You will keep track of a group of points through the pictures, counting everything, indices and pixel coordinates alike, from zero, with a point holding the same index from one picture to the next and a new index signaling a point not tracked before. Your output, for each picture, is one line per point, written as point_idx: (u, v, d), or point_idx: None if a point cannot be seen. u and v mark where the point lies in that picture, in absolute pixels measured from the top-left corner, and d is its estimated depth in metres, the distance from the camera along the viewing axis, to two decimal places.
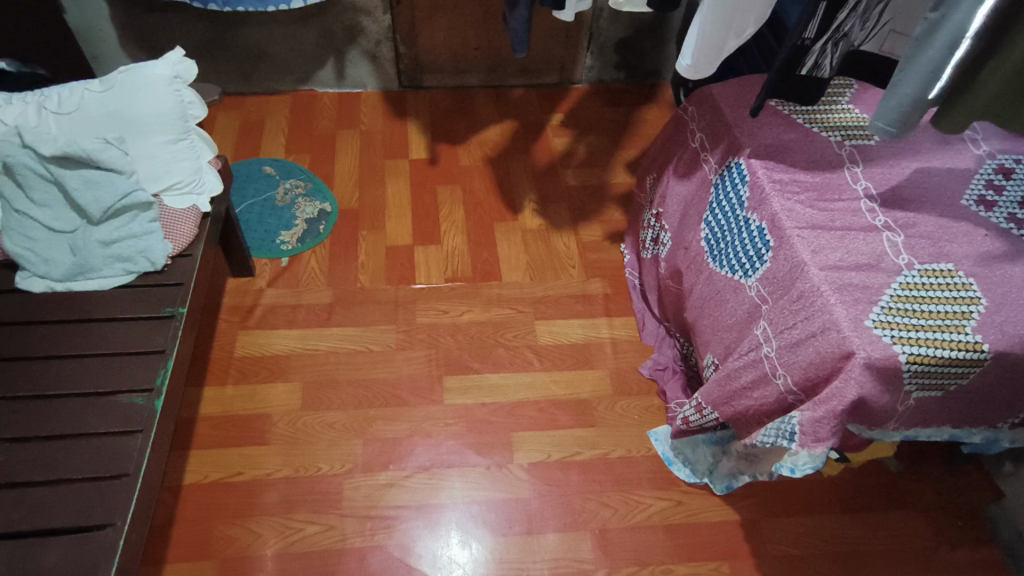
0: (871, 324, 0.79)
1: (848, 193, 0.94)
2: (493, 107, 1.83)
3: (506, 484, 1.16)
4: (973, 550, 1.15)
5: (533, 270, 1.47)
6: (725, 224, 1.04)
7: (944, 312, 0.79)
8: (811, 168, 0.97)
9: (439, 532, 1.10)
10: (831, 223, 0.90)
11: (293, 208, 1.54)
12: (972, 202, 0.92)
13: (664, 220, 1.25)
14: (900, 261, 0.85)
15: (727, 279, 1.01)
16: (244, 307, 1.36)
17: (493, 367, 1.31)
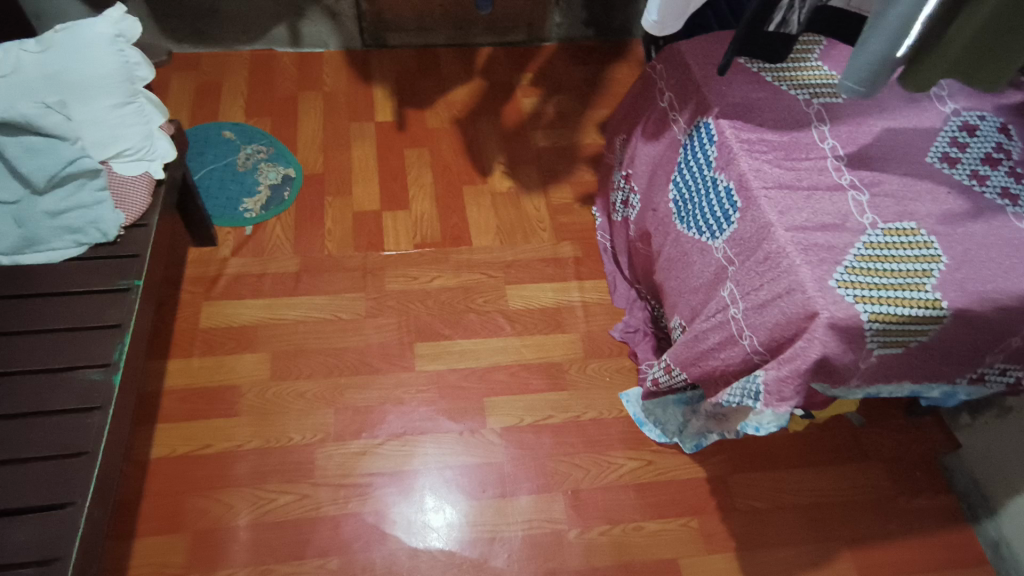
0: (835, 284, 0.79)
1: (816, 152, 0.93)
2: (461, 66, 1.78)
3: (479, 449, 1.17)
4: (930, 498, 1.20)
5: (504, 234, 1.45)
6: (693, 185, 1.03)
7: (905, 270, 0.80)
8: (779, 128, 0.96)
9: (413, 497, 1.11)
10: (798, 183, 0.90)
11: (255, 173, 1.49)
12: (936, 159, 0.93)
13: (633, 182, 1.24)
14: (864, 220, 0.85)
15: (695, 240, 1.01)
16: (207, 277, 1.33)
17: (464, 333, 1.30)
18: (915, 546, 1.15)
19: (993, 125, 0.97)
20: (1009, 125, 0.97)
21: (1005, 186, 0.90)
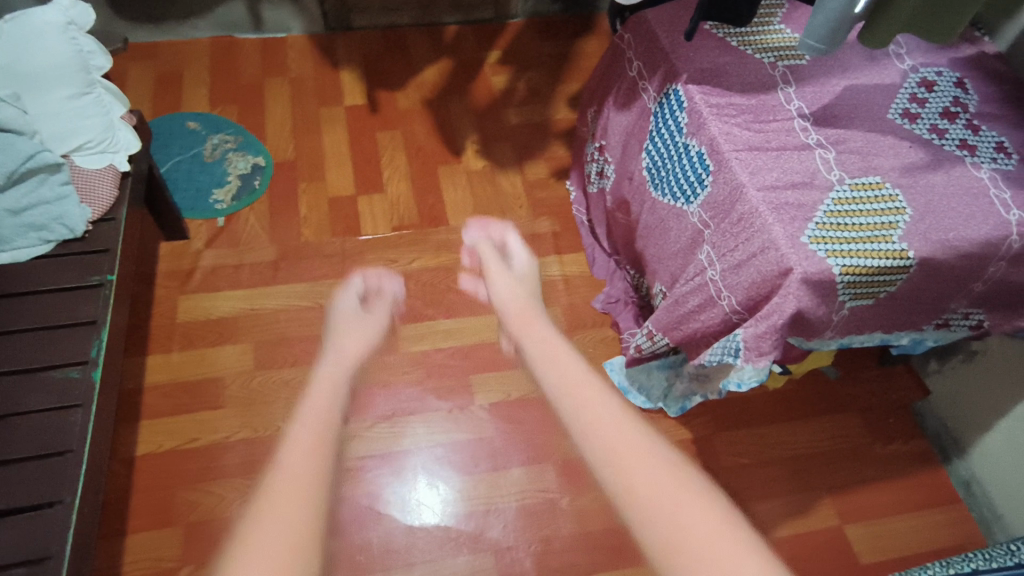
0: (807, 240, 0.81)
1: (782, 114, 0.95)
2: (428, 45, 1.76)
3: (481, 240, 1.16)
4: (903, 443, 1.26)
5: (481, 212, 1.46)
6: (666, 152, 1.04)
7: (872, 224, 0.83)
8: (746, 91, 0.98)
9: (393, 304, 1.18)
10: (766, 144, 0.92)
11: (224, 163, 1.46)
12: (897, 115, 0.95)
13: (607, 153, 1.25)
14: (831, 177, 0.87)
15: (670, 207, 1.03)
16: (182, 271, 1.31)
17: (447, 313, 1.31)
18: (891, 491, 1.20)
19: (951, 80, 1.00)
20: (965, 79, 1.01)
21: (963, 139, 0.94)
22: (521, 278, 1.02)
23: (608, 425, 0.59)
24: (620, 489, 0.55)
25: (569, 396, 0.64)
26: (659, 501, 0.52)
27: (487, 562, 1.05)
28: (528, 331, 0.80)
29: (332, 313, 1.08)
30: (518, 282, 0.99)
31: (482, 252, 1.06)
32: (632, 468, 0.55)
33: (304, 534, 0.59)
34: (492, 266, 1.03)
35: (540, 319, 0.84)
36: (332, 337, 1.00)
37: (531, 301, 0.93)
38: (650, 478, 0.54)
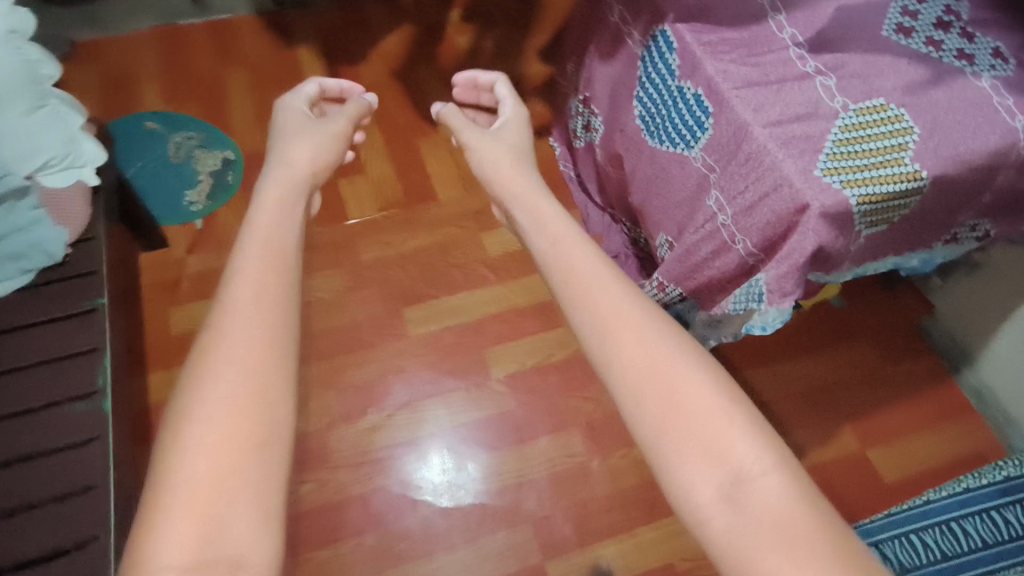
0: (821, 173, 0.79)
1: (777, 44, 0.92)
2: (385, 12, 1.67)
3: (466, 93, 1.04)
4: (912, 361, 1.29)
5: (467, 182, 1.42)
6: (658, 98, 1.01)
7: (882, 148, 0.81)
8: (736, 24, 0.94)
9: (360, 109, 0.98)
10: (766, 78, 0.88)
11: (192, 162, 1.39)
12: (891, 32, 0.93)
13: (594, 105, 1.21)
14: (835, 104, 0.85)
15: (670, 154, 1.00)
16: (169, 281, 1.26)
17: (448, 290, 1.29)
18: (902, 410, 1.24)
19: None
20: None
21: (960, 48, 0.92)
22: (506, 132, 0.89)
23: (632, 323, 0.56)
24: (641, 398, 0.53)
25: (584, 284, 0.59)
26: (655, 382, 0.53)
27: (527, 534, 1.06)
28: (516, 196, 0.75)
29: (279, 112, 0.93)
30: (496, 142, 0.86)
31: (454, 112, 0.93)
32: (659, 376, 0.53)
33: (251, 387, 0.54)
34: (467, 129, 0.89)
35: (528, 170, 0.81)
36: (286, 142, 0.85)
37: (522, 151, 0.86)
38: (680, 389, 0.53)
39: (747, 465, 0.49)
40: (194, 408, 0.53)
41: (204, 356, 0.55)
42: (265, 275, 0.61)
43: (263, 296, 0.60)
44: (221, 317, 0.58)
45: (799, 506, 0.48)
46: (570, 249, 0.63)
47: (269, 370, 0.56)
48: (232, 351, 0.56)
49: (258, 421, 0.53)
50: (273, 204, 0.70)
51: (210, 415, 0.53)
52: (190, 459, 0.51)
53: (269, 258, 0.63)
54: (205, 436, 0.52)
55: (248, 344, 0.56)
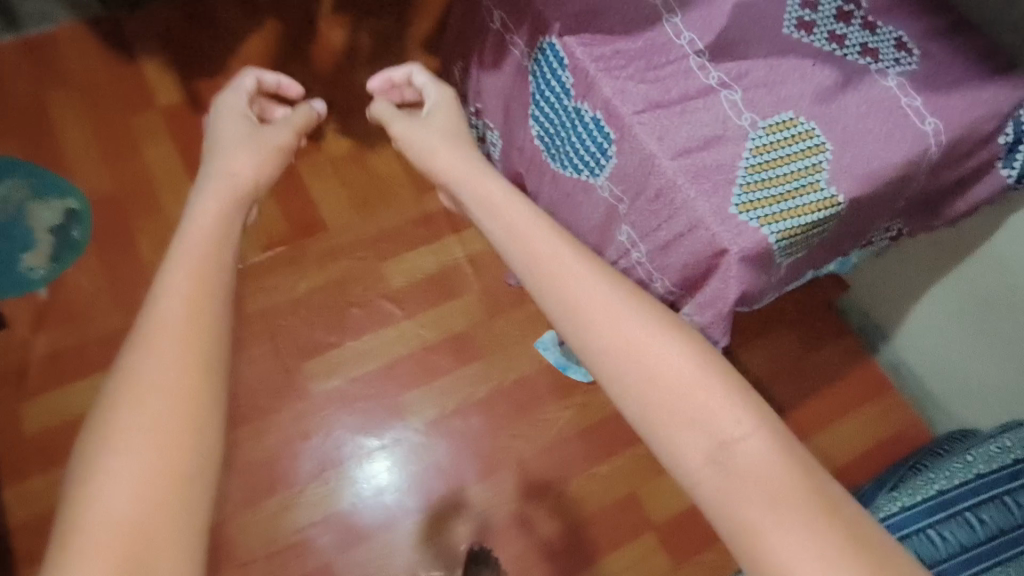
0: (735, 211, 0.73)
1: (675, 52, 0.83)
2: (241, 6, 1.45)
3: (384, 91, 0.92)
4: (833, 344, 1.31)
5: (359, 206, 1.29)
6: (555, 118, 0.90)
7: (795, 173, 0.75)
8: (629, 32, 0.84)
9: (311, 116, 0.79)
10: (667, 97, 0.79)
11: (24, 219, 1.20)
12: (792, 29, 0.86)
13: (486, 118, 1.09)
14: (744, 122, 0.78)
15: (574, 180, 0.90)
16: (16, 369, 1.10)
17: (352, 334, 1.19)
18: (824, 398, 1.28)
19: None
20: None
21: (863, 43, 0.87)
22: (439, 120, 0.80)
23: (608, 301, 0.54)
24: (618, 368, 0.51)
25: (541, 267, 0.57)
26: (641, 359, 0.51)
27: None
28: (459, 177, 0.70)
29: (218, 115, 0.73)
30: (428, 130, 0.78)
31: (378, 108, 0.83)
32: (627, 343, 0.52)
33: (182, 422, 0.45)
34: (395, 120, 0.81)
35: (473, 155, 0.72)
36: (230, 150, 0.67)
37: (460, 138, 0.76)
38: (652, 364, 0.51)
39: (729, 427, 0.48)
40: (107, 447, 0.43)
41: (122, 382, 0.45)
42: (197, 285, 0.50)
43: (197, 311, 0.49)
44: (147, 334, 0.47)
45: (785, 477, 0.46)
46: (524, 230, 0.60)
47: (201, 399, 0.46)
48: (157, 376, 0.45)
49: (193, 441, 0.44)
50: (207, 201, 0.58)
51: (127, 455, 0.43)
52: (103, 511, 0.41)
53: (202, 260, 0.52)
54: (119, 482, 0.42)
55: (180, 366, 0.46)
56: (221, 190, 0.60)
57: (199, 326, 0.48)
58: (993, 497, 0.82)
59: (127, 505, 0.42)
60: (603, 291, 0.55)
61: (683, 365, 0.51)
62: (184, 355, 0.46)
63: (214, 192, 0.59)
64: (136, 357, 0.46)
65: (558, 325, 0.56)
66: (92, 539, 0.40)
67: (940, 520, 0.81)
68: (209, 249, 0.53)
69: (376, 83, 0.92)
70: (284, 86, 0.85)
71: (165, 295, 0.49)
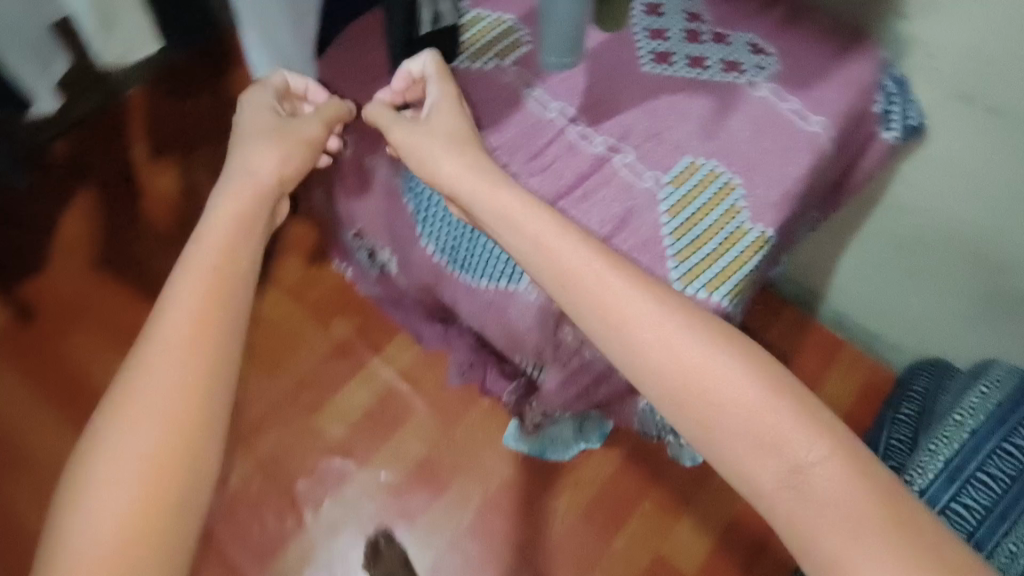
0: (680, 286, 0.69)
1: (550, 130, 0.77)
2: (42, 188, 1.25)
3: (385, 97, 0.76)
4: (778, 320, 1.32)
5: (262, 365, 1.15)
6: (450, 232, 0.82)
7: (719, 220, 0.72)
8: (497, 123, 0.78)
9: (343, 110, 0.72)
10: (564, 183, 0.75)
11: None
12: (649, 64, 0.82)
13: (370, 239, 0.98)
14: (648, 183, 0.74)
15: (494, 290, 0.83)
16: None
17: (307, 511, 1.06)
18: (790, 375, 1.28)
19: None
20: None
21: (722, 58, 0.84)
22: (439, 122, 0.69)
23: (656, 321, 0.52)
24: (683, 393, 0.49)
25: (577, 283, 0.55)
26: (699, 384, 0.49)
27: None
28: (469, 192, 0.65)
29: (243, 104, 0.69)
30: (429, 136, 0.68)
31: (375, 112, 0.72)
32: (681, 361, 0.50)
33: (177, 447, 0.45)
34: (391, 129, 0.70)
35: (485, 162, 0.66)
36: (252, 142, 0.65)
37: (463, 144, 0.67)
38: (707, 379, 0.49)
39: (802, 453, 0.46)
40: (101, 462, 0.44)
41: (128, 393, 0.46)
42: (211, 308, 0.50)
43: (205, 331, 0.49)
44: (155, 347, 0.48)
45: (862, 492, 0.45)
46: (551, 244, 0.58)
47: (197, 426, 0.46)
48: (155, 395, 0.46)
49: (187, 455, 0.45)
50: (223, 211, 0.57)
51: (117, 474, 0.44)
52: (92, 524, 0.42)
53: (217, 283, 0.51)
54: (108, 500, 0.43)
55: (179, 391, 0.46)
56: (241, 198, 0.59)
57: (207, 350, 0.49)
58: (994, 448, 0.83)
59: (116, 518, 0.42)
60: (643, 309, 0.53)
61: (756, 391, 0.48)
62: (187, 380, 0.47)
63: (235, 200, 0.59)
64: (142, 372, 0.47)
65: (598, 339, 0.55)
66: (79, 547, 0.42)
67: (958, 491, 0.81)
68: (223, 265, 0.53)
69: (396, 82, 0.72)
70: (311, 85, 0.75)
71: (175, 314, 0.49)
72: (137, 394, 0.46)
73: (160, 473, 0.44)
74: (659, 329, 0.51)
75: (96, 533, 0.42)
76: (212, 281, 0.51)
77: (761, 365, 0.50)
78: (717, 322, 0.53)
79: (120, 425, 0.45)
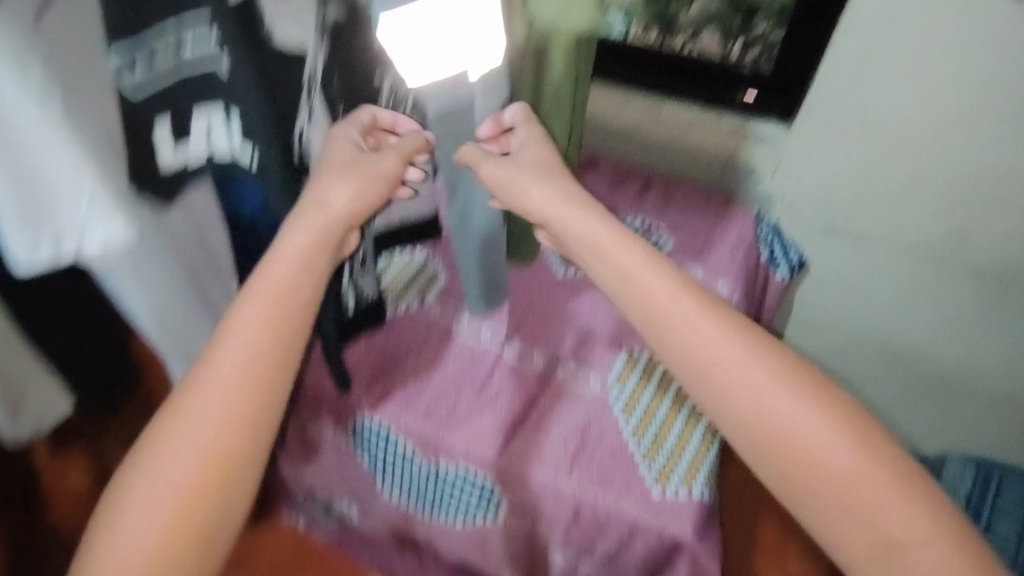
0: (659, 490, 0.69)
1: (487, 359, 0.78)
2: None
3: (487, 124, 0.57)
4: None
5: None
6: (411, 483, 0.78)
7: (674, 408, 0.75)
8: (433, 362, 0.78)
9: (422, 145, 0.56)
10: (516, 410, 0.75)
11: None
12: (562, 267, 0.87)
13: (322, 499, 0.91)
14: (596, 387, 0.76)
15: (470, 530, 0.79)
16: None
17: None
18: None
19: None
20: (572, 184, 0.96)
21: None
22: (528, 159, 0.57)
23: (745, 369, 0.51)
24: (767, 437, 0.49)
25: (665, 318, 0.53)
26: (805, 430, 0.49)
27: None
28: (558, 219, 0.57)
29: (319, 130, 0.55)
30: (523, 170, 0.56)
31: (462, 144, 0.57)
32: (765, 404, 0.50)
33: (210, 462, 0.47)
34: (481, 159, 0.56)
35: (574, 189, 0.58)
36: (319, 173, 0.54)
37: (556, 172, 0.58)
38: (787, 418, 0.49)
39: (900, 531, 0.46)
40: (144, 472, 0.47)
41: (177, 411, 0.49)
42: (262, 351, 0.51)
43: (250, 376, 0.50)
44: (208, 377, 0.50)
45: (951, 554, 0.45)
46: (633, 276, 0.55)
47: (232, 457, 0.48)
48: (199, 416, 0.49)
49: (220, 476, 0.48)
50: (292, 239, 0.52)
51: (156, 485, 0.47)
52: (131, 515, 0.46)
53: (279, 315, 0.52)
54: (145, 504, 0.46)
55: (219, 421, 0.48)
56: (307, 233, 0.53)
57: (252, 391, 0.50)
58: None
59: (148, 521, 0.45)
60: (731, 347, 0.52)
61: (827, 430, 0.49)
62: (228, 415, 0.49)
63: (299, 233, 0.52)
64: (193, 396, 0.49)
65: (685, 381, 0.53)
66: (117, 540, 0.45)
67: None
68: (278, 311, 0.52)
69: (481, 128, 0.57)
70: (404, 118, 0.57)
71: (226, 352, 0.50)
72: (184, 417, 0.48)
73: (191, 490, 0.47)
74: (745, 366, 0.51)
75: (131, 532, 0.45)
76: (274, 309, 0.52)
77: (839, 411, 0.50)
78: (795, 362, 0.52)
79: (166, 440, 0.48)
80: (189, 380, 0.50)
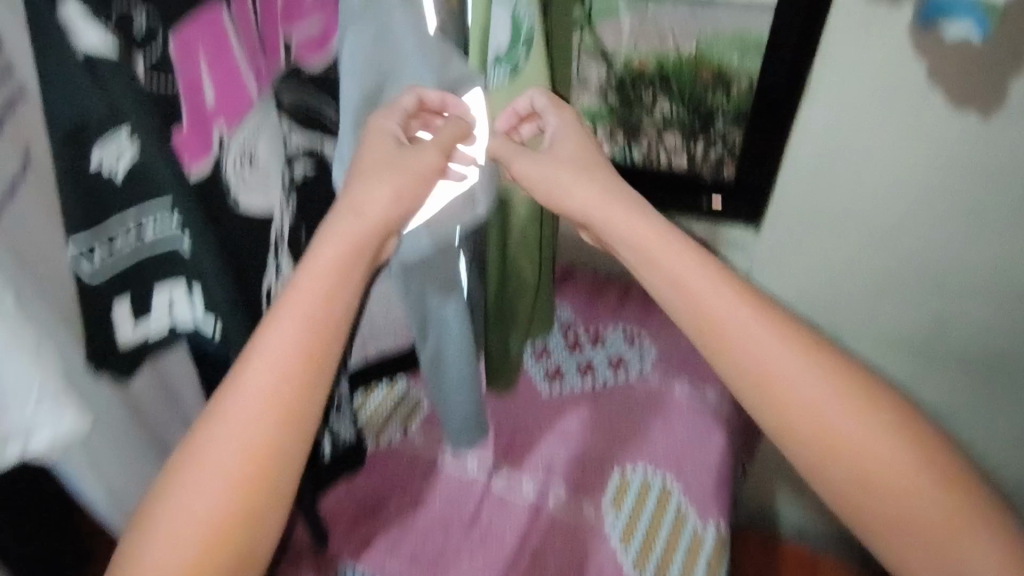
0: None
1: (476, 489, 0.74)
2: None
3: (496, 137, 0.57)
4: None
5: None
6: None
7: (674, 531, 0.72)
8: (419, 498, 0.73)
9: (465, 131, 0.53)
10: (509, 544, 0.70)
11: None
12: (545, 383, 0.87)
13: None
14: (591, 512, 0.72)
15: None
16: None
17: None
18: None
19: None
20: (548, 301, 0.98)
21: (607, 357, 0.91)
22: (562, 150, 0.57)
23: (813, 385, 0.46)
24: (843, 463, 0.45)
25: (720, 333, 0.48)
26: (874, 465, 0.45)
27: None
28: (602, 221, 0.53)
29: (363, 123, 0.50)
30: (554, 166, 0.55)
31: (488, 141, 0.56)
32: (839, 435, 0.45)
33: (270, 441, 0.42)
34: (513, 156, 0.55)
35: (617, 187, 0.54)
36: (358, 171, 0.48)
37: (594, 167, 0.55)
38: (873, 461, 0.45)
39: None
40: (187, 473, 0.41)
41: (227, 403, 0.42)
42: (316, 336, 0.44)
43: (302, 366, 0.43)
44: (259, 364, 0.42)
45: None
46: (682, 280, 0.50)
47: (279, 458, 0.42)
48: (252, 404, 0.42)
49: (270, 476, 0.42)
50: (329, 233, 0.46)
51: (200, 488, 0.41)
52: (181, 513, 0.40)
53: (326, 303, 0.45)
54: (190, 507, 0.40)
55: (269, 414, 0.42)
56: (339, 243, 0.46)
57: (306, 383, 0.44)
58: None
59: (204, 508, 0.40)
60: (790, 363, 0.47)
61: (902, 462, 0.45)
62: (275, 409, 0.42)
63: (335, 238, 0.46)
64: (239, 387, 0.42)
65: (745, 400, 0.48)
66: (163, 545, 0.40)
67: None
68: (331, 292, 0.45)
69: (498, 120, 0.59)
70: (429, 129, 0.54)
71: (278, 338, 0.43)
72: (229, 410, 0.42)
73: (240, 489, 0.41)
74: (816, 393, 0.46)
75: (173, 540, 0.40)
76: (328, 293, 0.45)
77: (907, 428, 0.46)
78: (867, 379, 0.48)
79: (210, 438, 0.41)
80: (240, 365, 0.43)
